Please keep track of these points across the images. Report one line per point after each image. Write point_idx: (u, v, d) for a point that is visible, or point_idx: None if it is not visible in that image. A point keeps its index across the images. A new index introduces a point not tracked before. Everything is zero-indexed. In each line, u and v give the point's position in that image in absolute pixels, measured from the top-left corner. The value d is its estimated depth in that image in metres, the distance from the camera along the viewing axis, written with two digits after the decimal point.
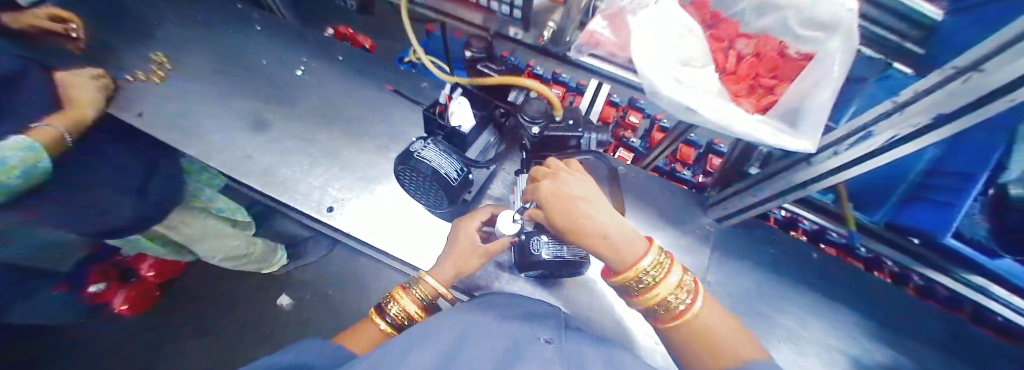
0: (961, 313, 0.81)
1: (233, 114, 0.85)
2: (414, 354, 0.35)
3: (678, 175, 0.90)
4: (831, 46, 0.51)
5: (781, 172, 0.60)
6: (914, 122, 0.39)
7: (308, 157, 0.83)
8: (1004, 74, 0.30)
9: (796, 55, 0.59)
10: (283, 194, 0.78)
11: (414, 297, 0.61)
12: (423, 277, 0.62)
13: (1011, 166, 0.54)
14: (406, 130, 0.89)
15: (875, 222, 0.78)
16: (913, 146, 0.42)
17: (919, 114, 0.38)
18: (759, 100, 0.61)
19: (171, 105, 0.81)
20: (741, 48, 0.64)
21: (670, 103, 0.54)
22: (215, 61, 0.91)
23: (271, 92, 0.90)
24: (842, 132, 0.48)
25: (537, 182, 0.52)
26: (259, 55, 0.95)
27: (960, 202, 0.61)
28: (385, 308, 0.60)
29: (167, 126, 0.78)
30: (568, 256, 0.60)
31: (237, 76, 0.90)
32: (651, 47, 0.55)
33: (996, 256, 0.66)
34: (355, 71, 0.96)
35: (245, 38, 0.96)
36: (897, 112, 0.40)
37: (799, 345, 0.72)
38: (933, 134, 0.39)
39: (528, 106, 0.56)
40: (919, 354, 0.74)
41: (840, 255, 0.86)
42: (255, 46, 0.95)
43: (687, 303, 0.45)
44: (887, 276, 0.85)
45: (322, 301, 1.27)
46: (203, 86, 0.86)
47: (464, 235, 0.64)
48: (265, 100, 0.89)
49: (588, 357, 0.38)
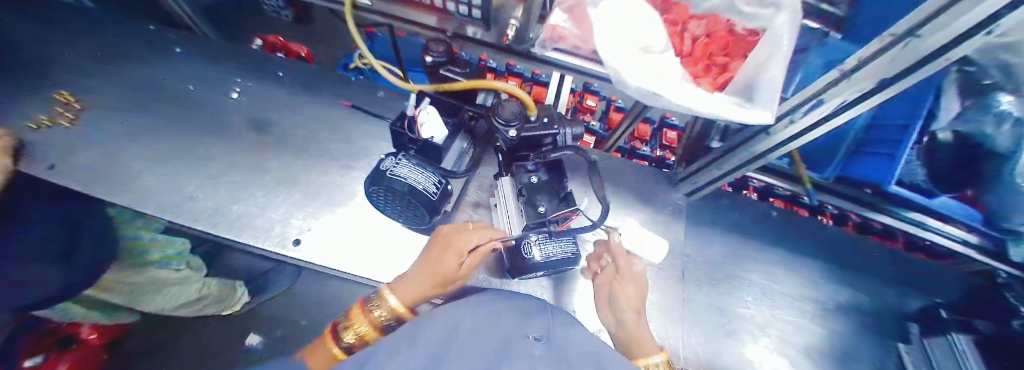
0: (899, 242, 0.91)
1: (164, 151, 0.75)
2: (405, 354, 0.33)
3: (639, 152, 0.92)
4: (779, 22, 0.55)
5: (741, 145, 0.64)
6: (860, 87, 0.43)
7: (262, 186, 0.76)
8: (939, 37, 0.34)
9: (743, 32, 0.65)
10: (240, 233, 0.70)
11: (372, 319, 0.54)
12: (385, 296, 0.54)
13: (938, 117, 0.64)
14: (369, 144, 0.84)
15: (827, 178, 0.86)
16: (857, 110, 0.47)
17: (866, 79, 0.42)
18: (717, 78, 0.65)
19: (84, 151, 0.70)
20: (695, 30, 0.67)
21: (637, 92, 0.55)
22: (136, 95, 0.80)
23: (206, 121, 0.80)
24: (797, 101, 0.52)
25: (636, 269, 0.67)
26: (188, 81, 0.84)
27: (899, 152, 0.71)
28: (341, 331, 0.53)
29: (84, 176, 0.67)
30: (560, 254, 0.60)
31: (163, 108, 0.80)
32: (618, 33, 0.57)
33: (932, 195, 0.76)
34: (301, 87, 0.88)
35: (167, 65, 0.85)
36: (845, 79, 0.44)
37: (772, 297, 0.79)
38: (875, 97, 0.44)
39: (501, 109, 0.54)
40: (872, 287, 0.83)
41: (788, 206, 0.93)
42: (177, 72, 0.85)
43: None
44: (830, 219, 0.92)
45: (299, 331, 1.16)
46: (120, 125, 0.75)
47: (452, 253, 0.55)
48: (200, 130, 0.79)
49: (575, 353, 0.37)
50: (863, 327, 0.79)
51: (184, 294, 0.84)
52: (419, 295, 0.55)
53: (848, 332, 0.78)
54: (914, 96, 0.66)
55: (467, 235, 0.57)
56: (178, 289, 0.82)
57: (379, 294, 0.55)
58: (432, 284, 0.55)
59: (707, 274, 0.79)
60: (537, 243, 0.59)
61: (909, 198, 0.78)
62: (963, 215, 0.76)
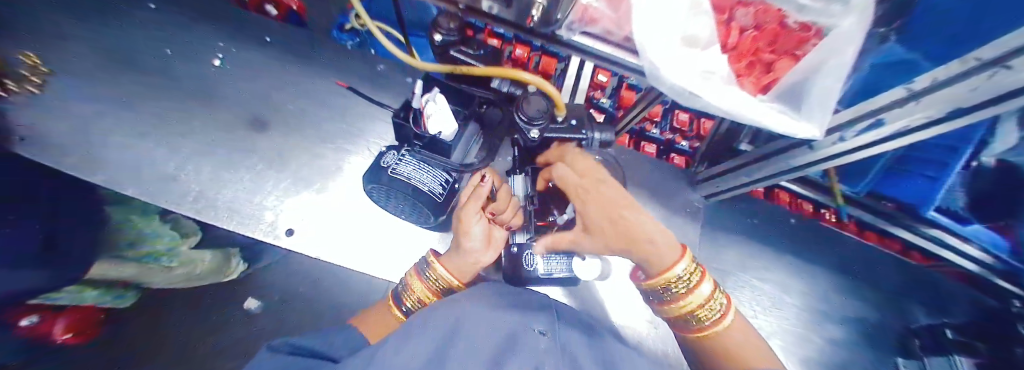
0: (893, 246, 0.92)
1: (147, 127, 0.69)
2: (407, 347, 0.31)
3: (648, 134, 0.92)
4: (844, 27, 0.47)
5: (776, 154, 0.60)
6: (927, 114, 0.38)
7: (248, 170, 0.70)
8: None
9: (794, 25, 0.55)
10: (228, 220, 0.65)
11: (427, 282, 0.53)
12: (434, 265, 0.53)
13: (993, 142, 0.60)
14: (368, 126, 0.78)
15: (858, 193, 0.84)
16: (912, 137, 0.43)
17: (933, 107, 0.37)
18: (760, 78, 0.58)
19: (44, 118, 0.62)
20: (741, 19, 0.58)
21: (675, 91, 0.47)
22: (101, 59, 0.71)
23: (186, 91, 0.73)
24: (850, 114, 0.46)
25: (577, 185, 0.50)
26: (161, 44, 0.76)
27: (943, 176, 0.68)
28: (401, 296, 0.54)
29: (47, 148, 0.60)
30: (558, 274, 0.63)
31: (134, 75, 0.72)
32: (657, 21, 0.46)
33: (966, 222, 0.77)
34: (289, 56, 0.80)
35: (134, 22, 0.76)
36: (913, 100, 0.38)
37: (777, 307, 0.81)
38: (938, 127, 0.39)
39: (527, 105, 0.50)
40: (872, 296, 0.86)
41: (790, 200, 0.92)
42: (148, 30, 0.76)
43: (718, 318, 0.46)
44: (832, 217, 0.92)
45: (299, 298, 1.14)
46: (85, 90, 0.67)
47: (473, 211, 0.50)
48: (181, 103, 0.72)
49: (582, 356, 0.35)
50: (858, 335, 0.82)
51: (173, 277, 0.85)
52: (469, 262, 0.52)
53: (844, 339, 0.81)
54: (961, 133, 0.61)
55: (477, 197, 0.50)
56: (166, 274, 0.82)
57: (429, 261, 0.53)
58: (466, 246, 0.50)
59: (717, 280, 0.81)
60: (541, 259, 0.61)
61: (942, 223, 0.80)
62: (987, 241, 0.76)
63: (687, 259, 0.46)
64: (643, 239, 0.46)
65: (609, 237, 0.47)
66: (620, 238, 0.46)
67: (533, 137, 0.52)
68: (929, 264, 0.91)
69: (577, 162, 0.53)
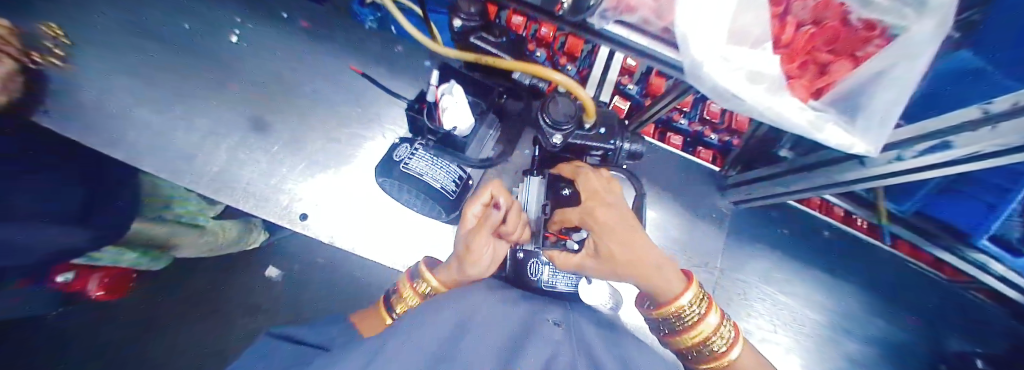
0: (925, 258, 0.83)
1: (191, 113, 0.77)
2: (420, 330, 0.30)
3: (673, 124, 0.82)
4: (917, 32, 0.39)
5: (818, 167, 0.56)
6: (1004, 141, 0.33)
7: (267, 153, 0.76)
8: None
9: (857, 23, 0.47)
10: (245, 201, 0.71)
11: (420, 294, 0.51)
12: (427, 277, 0.52)
13: None
14: (384, 110, 0.81)
15: (903, 211, 0.78)
16: (973, 166, 0.39)
17: (1007, 135, 0.32)
18: (814, 81, 0.51)
19: (109, 102, 0.74)
20: (798, 13, 0.51)
21: (713, 90, 0.43)
22: (145, 48, 0.80)
23: (217, 75, 0.81)
24: (912, 133, 0.42)
25: (588, 205, 0.46)
26: (191, 29, 0.83)
27: (1004, 204, 0.61)
28: (393, 304, 0.52)
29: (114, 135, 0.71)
30: (563, 285, 0.57)
31: (175, 64, 0.80)
32: (705, 11, 0.40)
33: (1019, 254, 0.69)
34: (309, 44, 0.85)
35: (167, 9, 0.84)
36: (987, 127, 0.34)
37: (795, 322, 0.80)
38: (1005, 158, 0.35)
39: (552, 108, 0.46)
40: (900, 315, 0.83)
41: (820, 207, 0.84)
42: (178, 17, 0.84)
43: (722, 350, 0.43)
44: (866, 227, 0.84)
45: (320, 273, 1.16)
46: (142, 82, 0.78)
47: (486, 231, 0.45)
48: (218, 92, 0.79)
49: (599, 348, 0.33)
50: (880, 355, 0.80)
51: (200, 244, 0.84)
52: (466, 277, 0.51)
53: (864, 358, 0.79)
54: None
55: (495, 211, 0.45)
56: (194, 240, 0.82)
57: (422, 274, 0.52)
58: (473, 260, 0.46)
59: (735, 291, 0.80)
60: (547, 267, 0.57)
61: (989, 251, 0.72)
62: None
63: (694, 287, 0.44)
64: (650, 261, 0.43)
65: (621, 264, 0.43)
66: (632, 258, 0.43)
67: (556, 141, 0.49)
68: (952, 279, 0.83)
69: (589, 180, 0.50)
